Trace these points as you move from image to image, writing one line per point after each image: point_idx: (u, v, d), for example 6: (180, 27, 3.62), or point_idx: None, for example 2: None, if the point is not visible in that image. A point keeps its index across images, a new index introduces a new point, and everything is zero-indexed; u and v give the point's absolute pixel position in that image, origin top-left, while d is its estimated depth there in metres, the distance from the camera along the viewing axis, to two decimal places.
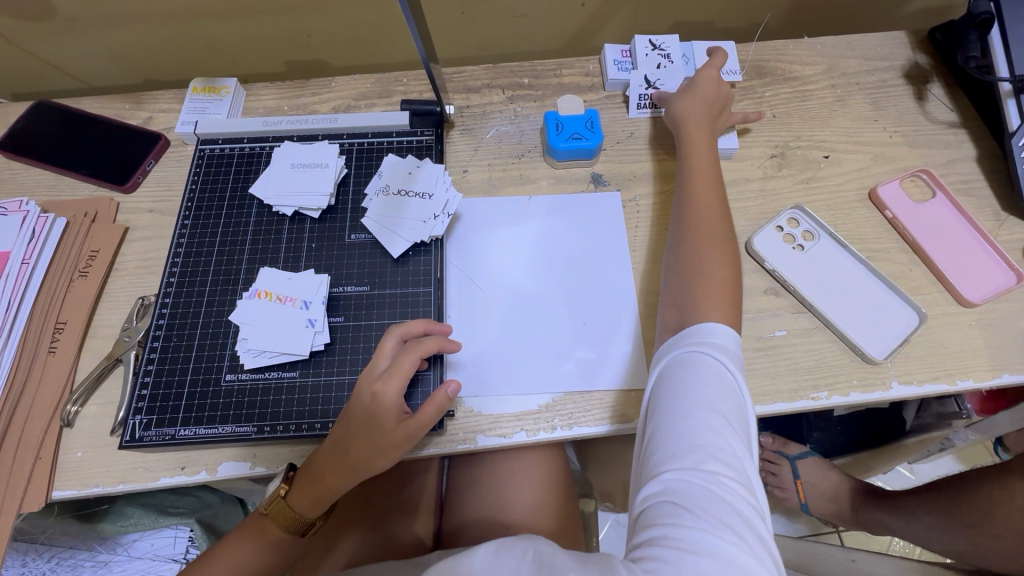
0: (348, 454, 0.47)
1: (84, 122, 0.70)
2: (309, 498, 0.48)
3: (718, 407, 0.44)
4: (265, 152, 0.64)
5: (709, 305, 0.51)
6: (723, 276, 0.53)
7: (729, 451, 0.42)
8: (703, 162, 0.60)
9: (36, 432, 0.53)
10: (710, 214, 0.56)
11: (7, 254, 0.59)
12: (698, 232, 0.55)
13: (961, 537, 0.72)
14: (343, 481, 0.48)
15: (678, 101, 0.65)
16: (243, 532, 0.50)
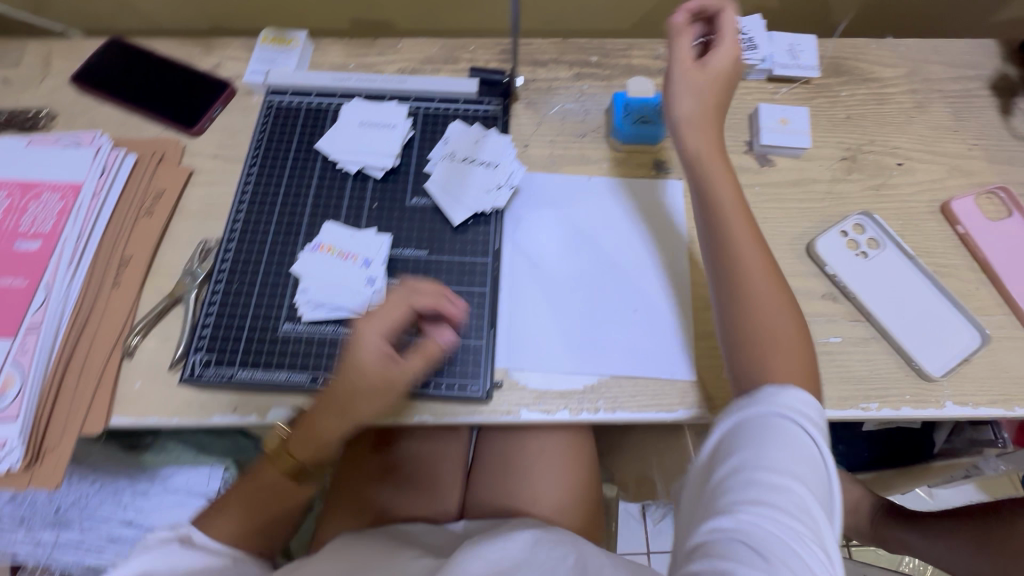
0: (351, 392, 0.48)
1: (157, 65, 0.71)
2: (301, 441, 0.49)
3: (802, 465, 0.41)
4: (332, 107, 0.64)
5: (792, 366, 0.48)
6: (792, 325, 0.50)
7: (802, 507, 0.40)
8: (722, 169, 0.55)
9: (98, 360, 0.55)
10: (759, 256, 0.52)
11: (79, 185, 0.60)
12: (756, 288, 0.50)
13: (990, 564, 0.72)
14: (332, 419, 0.48)
15: (694, 131, 0.57)
16: (245, 482, 0.52)
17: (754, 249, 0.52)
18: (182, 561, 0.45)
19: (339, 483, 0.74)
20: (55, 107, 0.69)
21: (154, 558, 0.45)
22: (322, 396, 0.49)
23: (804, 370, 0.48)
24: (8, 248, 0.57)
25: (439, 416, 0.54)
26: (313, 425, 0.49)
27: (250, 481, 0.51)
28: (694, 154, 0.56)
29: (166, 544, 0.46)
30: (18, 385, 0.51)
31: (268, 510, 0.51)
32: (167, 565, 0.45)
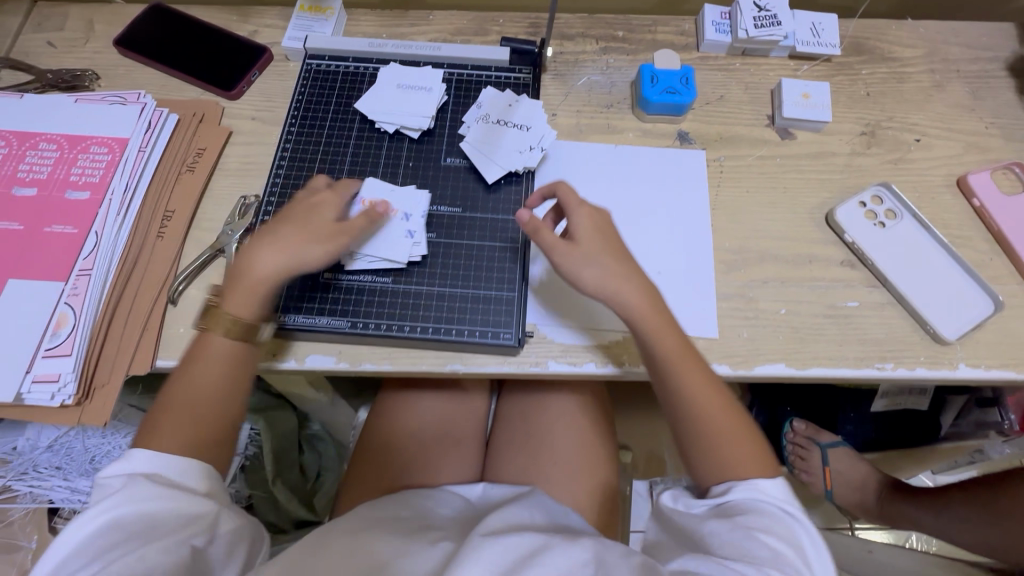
0: (278, 234, 0.53)
1: (196, 29, 0.73)
2: (243, 300, 0.51)
3: (771, 527, 0.45)
4: (368, 72, 0.67)
5: (741, 465, 0.50)
6: (734, 425, 0.51)
7: (778, 556, 0.43)
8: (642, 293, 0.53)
9: (144, 307, 0.57)
10: (699, 376, 0.52)
11: (125, 140, 0.63)
12: (699, 417, 0.51)
13: (997, 532, 0.74)
14: (272, 261, 0.52)
15: (588, 269, 0.53)
16: (161, 402, 0.49)
17: (691, 376, 0.52)
18: (149, 507, 0.42)
19: (362, 446, 0.76)
20: (99, 69, 0.72)
21: (119, 502, 0.42)
22: (258, 236, 0.54)
23: (751, 454, 0.50)
24: (60, 197, 0.60)
25: (470, 363, 0.56)
26: (223, 311, 0.51)
27: (173, 394, 0.49)
28: (610, 292, 0.52)
29: (130, 488, 0.43)
30: (71, 324, 0.55)
31: (202, 418, 0.49)
32: (133, 513, 0.42)
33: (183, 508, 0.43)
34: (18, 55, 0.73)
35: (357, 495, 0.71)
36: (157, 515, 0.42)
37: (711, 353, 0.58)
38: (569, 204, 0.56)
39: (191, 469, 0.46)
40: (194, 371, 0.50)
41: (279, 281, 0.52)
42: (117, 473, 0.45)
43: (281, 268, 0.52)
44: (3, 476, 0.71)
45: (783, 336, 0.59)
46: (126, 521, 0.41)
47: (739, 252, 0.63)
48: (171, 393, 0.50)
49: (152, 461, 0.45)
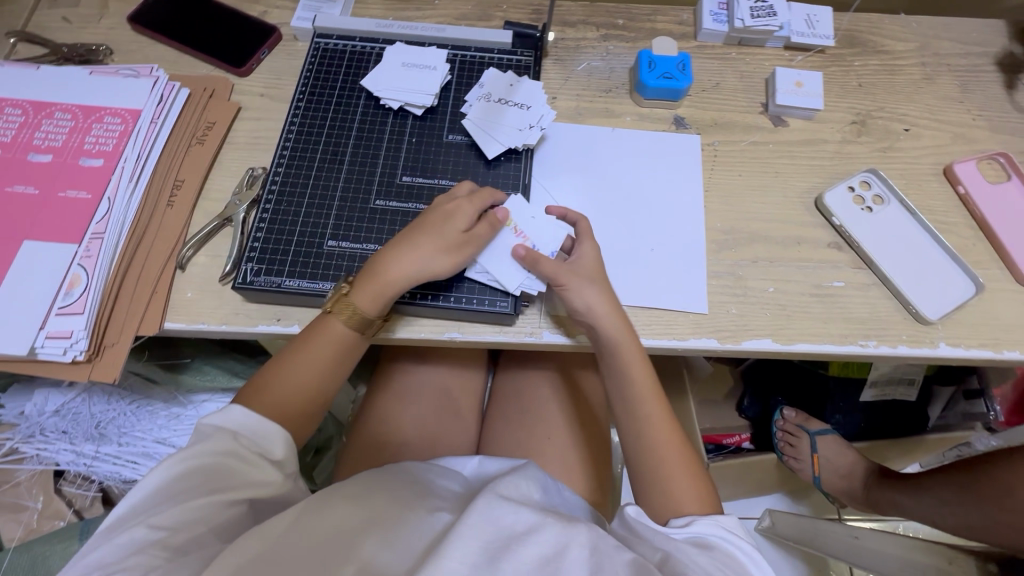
0: (413, 242, 0.55)
1: (207, 8, 0.75)
2: (371, 295, 0.54)
3: (727, 561, 0.46)
4: (375, 51, 0.70)
5: (691, 497, 0.52)
6: (688, 467, 0.54)
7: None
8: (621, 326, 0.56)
9: (153, 271, 0.59)
10: (661, 414, 0.56)
11: (138, 111, 0.65)
12: (658, 452, 0.55)
13: (977, 513, 0.76)
14: (402, 268, 0.54)
15: (585, 292, 0.55)
16: (274, 364, 0.54)
17: (658, 413, 0.56)
18: (226, 464, 0.46)
19: (360, 418, 0.78)
20: (112, 45, 0.74)
21: (203, 453, 0.46)
22: (399, 237, 0.56)
23: (700, 493, 0.53)
24: (74, 164, 0.62)
25: (468, 332, 0.59)
26: (353, 303, 0.54)
27: (286, 365, 0.53)
28: (595, 317, 0.55)
29: (217, 443, 0.46)
30: (83, 285, 0.56)
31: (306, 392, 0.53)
32: (212, 464, 0.45)
33: (254, 475, 0.47)
34: (34, 30, 0.75)
35: (353, 463, 0.72)
36: (230, 473, 0.46)
37: (701, 327, 0.60)
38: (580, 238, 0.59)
39: (274, 436, 0.49)
40: (315, 344, 0.54)
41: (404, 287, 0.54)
42: (212, 423, 0.48)
43: (407, 276, 0.54)
44: (12, 438, 0.74)
45: (771, 313, 0.61)
46: (202, 471, 0.45)
47: (730, 233, 0.65)
48: (285, 361, 0.54)
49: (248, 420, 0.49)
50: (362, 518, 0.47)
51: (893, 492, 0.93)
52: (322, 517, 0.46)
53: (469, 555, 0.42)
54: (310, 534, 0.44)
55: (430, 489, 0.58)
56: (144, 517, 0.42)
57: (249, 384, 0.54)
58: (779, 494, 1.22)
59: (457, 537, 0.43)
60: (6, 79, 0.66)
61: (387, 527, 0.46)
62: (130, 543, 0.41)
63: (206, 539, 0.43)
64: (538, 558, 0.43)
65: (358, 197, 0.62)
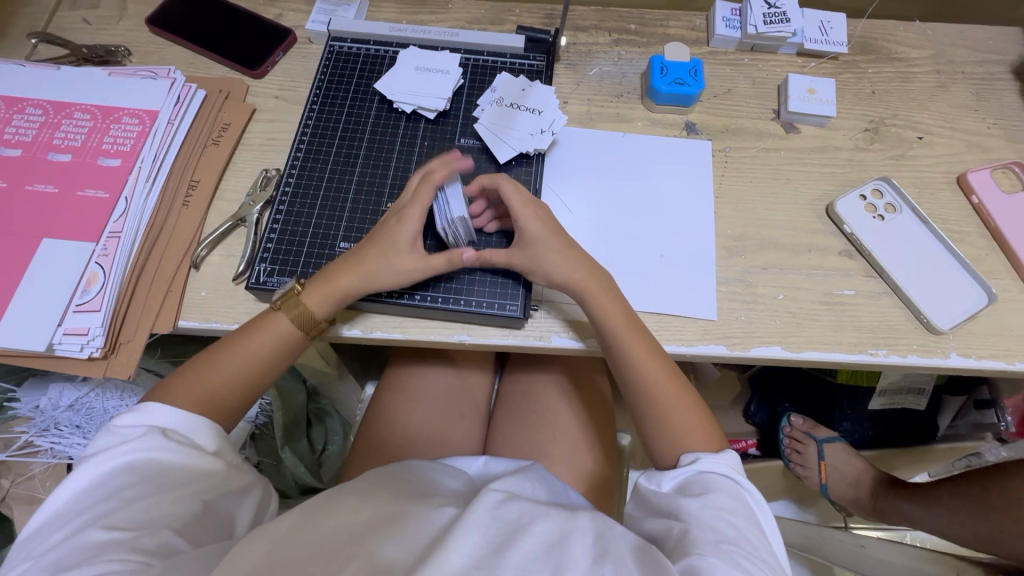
0: (361, 256, 0.56)
1: (224, 11, 0.76)
2: (321, 296, 0.55)
3: (729, 505, 0.47)
4: (388, 55, 0.70)
5: (694, 434, 0.54)
6: (683, 402, 0.55)
7: (742, 535, 0.45)
8: (603, 294, 0.56)
9: (168, 271, 0.60)
10: (646, 355, 0.56)
11: (156, 112, 0.66)
12: (651, 400, 0.55)
13: (986, 524, 0.75)
14: (353, 282, 0.55)
15: (546, 255, 0.56)
16: (199, 359, 0.54)
17: (641, 356, 0.56)
18: (163, 458, 0.47)
19: (368, 418, 0.79)
20: (130, 46, 0.75)
21: (137, 450, 0.46)
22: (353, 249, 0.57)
23: (700, 428, 0.54)
24: (92, 164, 0.63)
25: (477, 335, 0.60)
26: (301, 303, 0.55)
27: (221, 356, 0.54)
28: (565, 278, 0.56)
29: (149, 440, 0.47)
30: (100, 283, 0.57)
31: (235, 390, 0.54)
32: (147, 464, 0.46)
33: (193, 464, 0.48)
34: (55, 31, 0.76)
35: (360, 463, 0.73)
36: (171, 467, 0.47)
37: (710, 334, 0.60)
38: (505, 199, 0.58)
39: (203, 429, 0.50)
40: (252, 341, 0.55)
41: (354, 293, 0.56)
42: (136, 423, 0.48)
43: (354, 285, 0.55)
44: (27, 431, 0.74)
45: (779, 320, 0.61)
46: (141, 468, 0.46)
47: (740, 239, 0.65)
48: (214, 357, 0.54)
49: (170, 416, 0.49)
50: (368, 515, 0.47)
51: (900, 501, 0.92)
52: (331, 513, 0.47)
53: (474, 547, 0.41)
54: (311, 535, 0.44)
55: (432, 487, 0.58)
56: (98, 519, 0.43)
57: (177, 372, 0.54)
58: (784, 501, 1.22)
59: (466, 527, 0.43)
60: (28, 79, 0.68)
61: (395, 522, 0.46)
62: (92, 545, 0.42)
63: (175, 542, 0.44)
64: (541, 545, 0.43)
65: (370, 199, 0.63)
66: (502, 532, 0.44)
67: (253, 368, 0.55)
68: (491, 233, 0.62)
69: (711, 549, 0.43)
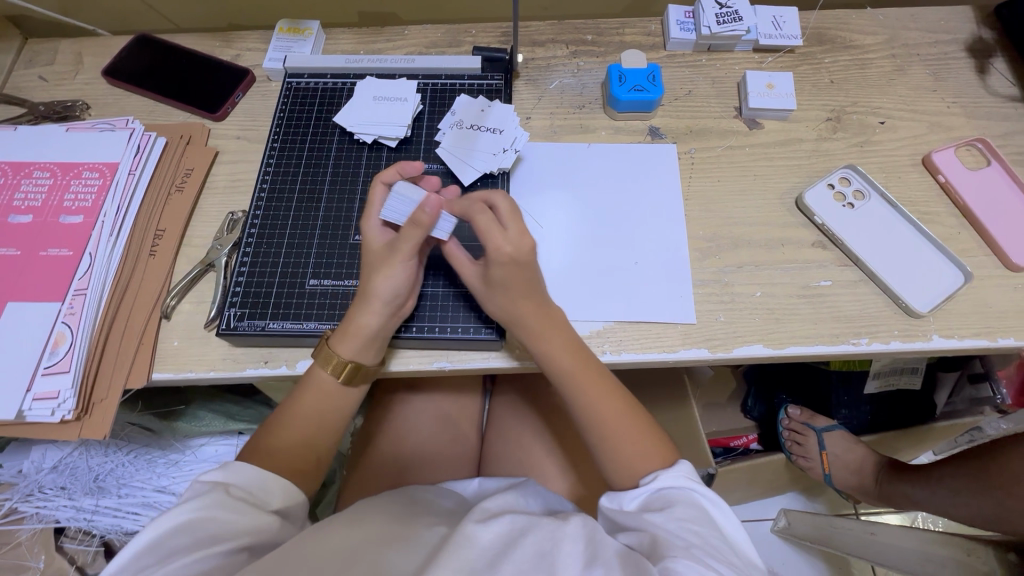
0: (365, 288, 0.53)
1: (181, 57, 0.76)
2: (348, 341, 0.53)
3: (692, 517, 0.46)
4: (347, 87, 0.70)
5: (648, 457, 0.53)
6: (633, 423, 0.54)
7: (707, 542, 0.44)
8: (558, 335, 0.55)
9: (138, 323, 0.59)
10: (598, 388, 0.55)
11: (116, 164, 0.66)
12: (604, 427, 0.54)
13: (989, 502, 0.75)
14: (370, 316, 0.53)
15: (496, 300, 0.54)
16: (265, 430, 0.54)
17: (599, 391, 0.55)
18: (225, 516, 0.43)
19: (359, 450, 0.77)
20: (88, 99, 0.74)
21: (199, 508, 0.43)
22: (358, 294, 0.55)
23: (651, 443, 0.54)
24: (54, 222, 0.62)
25: (458, 360, 0.59)
26: (333, 354, 0.54)
27: (282, 420, 0.53)
28: (517, 322, 0.54)
29: (210, 495, 0.44)
30: (68, 342, 0.56)
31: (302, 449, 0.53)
32: (213, 520, 0.43)
33: (250, 521, 0.45)
34: (11, 91, 0.76)
35: (354, 496, 0.71)
36: (232, 525, 0.43)
37: (691, 337, 0.60)
38: (503, 216, 0.52)
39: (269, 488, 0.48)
40: (301, 404, 0.54)
41: (377, 329, 0.54)
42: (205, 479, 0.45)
43: (381, 320, 0.53)
44: (11, 497, 0.75)
45: (759, 318, 0.61)
46: (202, 527, 0.42)
47: (713, 240, 0.65)
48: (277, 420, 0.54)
49: (238, 472, 0.48)
50: (356, 539, 0.46)
51: (905, 484, 0.91)
52: (320, 539, 0.45)
53: (464, 563, 0.40)
54: (299, 558, 0.42)
55: (424, 508, 0.57)
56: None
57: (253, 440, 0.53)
58: (792, 492, 1.21)
59: (457, 546, 0.42)
60: None
61: (387, 547, 0.45)
62: None
63: None
64: (533, 554, 0.42)
65: (336, 233, 0.62)
66: (496, 548, 0.42)
67: (310, 427, 0.54)
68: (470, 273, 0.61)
69: (678, 552, 0.42)
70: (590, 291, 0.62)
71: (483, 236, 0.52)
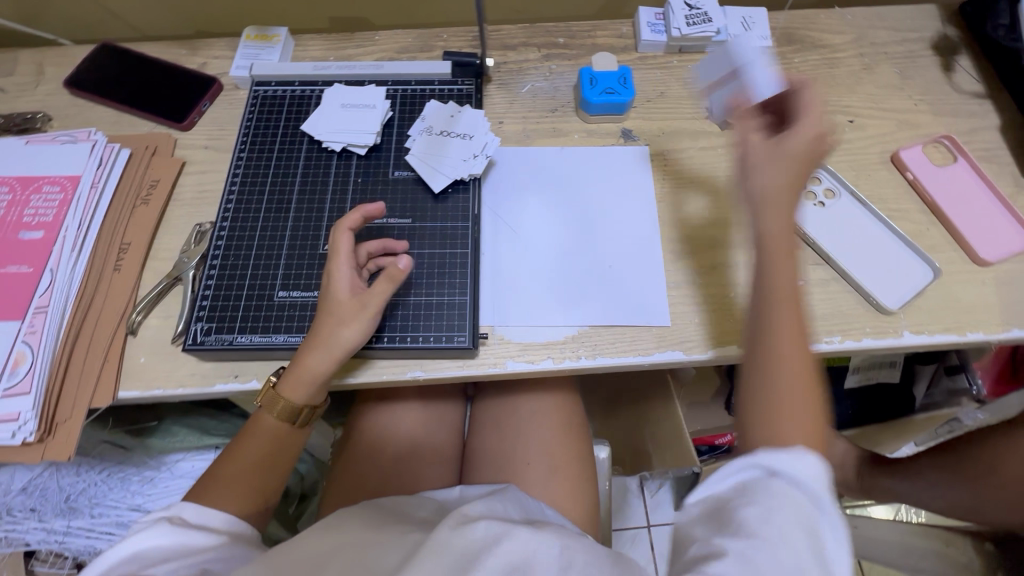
0: (318, 333, 0.53)
1: (146, 66, 0.75)
2: (294, 385, 0.53)
3: (789, 526, 0.37)
4: (315, 94, 0.69)
5: (795, 424, 0.42)
6: (807, 393, 0.44)
7: (795, 561, 0.36)
8: (786, 284, 0.48)
9: (103, 340, 0.58)
10: (787, 322, 0.47)
11: (78, 177, 0.64)
12: (771, 363, 0.45)
13: (964, 494, 0.75)
14: (321, 362, 0.52)
15: (769, 217, 0.51)
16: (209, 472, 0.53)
17: (785, 336, 0.46)
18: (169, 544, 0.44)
19: (337, 462, 0.76)
20: (50, 111, 0.73)
21: (141, 540, 0.43)
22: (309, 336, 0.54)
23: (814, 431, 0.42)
24: (14, 238, 0.61)
25: (431, 370, 0.58)
26: (279, 396, 0.53)
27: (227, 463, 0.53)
28: (764, 240, 0.50)
29: (155, 526, 0.45)
30: (29, 362, 0.55)
31: (258, 479, 0.53)
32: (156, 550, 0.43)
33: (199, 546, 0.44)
34: None
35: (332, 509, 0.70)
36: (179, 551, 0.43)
37: (665, 340, 0.60)
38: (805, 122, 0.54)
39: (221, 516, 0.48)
40: (246, 447, 0.53)
41: (325, 372, 0.53)
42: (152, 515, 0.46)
43: (331, 367, 0.53)
44: None
45: (733, 318, 0.61)
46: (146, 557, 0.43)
47: (687, 241, 0.65)
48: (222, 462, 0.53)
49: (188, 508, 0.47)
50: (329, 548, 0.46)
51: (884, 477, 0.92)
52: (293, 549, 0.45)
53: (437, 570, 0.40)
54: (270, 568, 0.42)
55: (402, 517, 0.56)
56: None
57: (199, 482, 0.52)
58: None
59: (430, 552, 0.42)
60: None
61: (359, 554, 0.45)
62: None
63: None
64: (504, 564, 0.41)
65: (306, 244, 0.61)
66: (469, 555, 0.42)
67: (258, 467, 0.53)
68: (442, 282, 0.61)
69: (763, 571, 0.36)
70: (566, 296, 0.62)
71: (784, 136, 0.54)
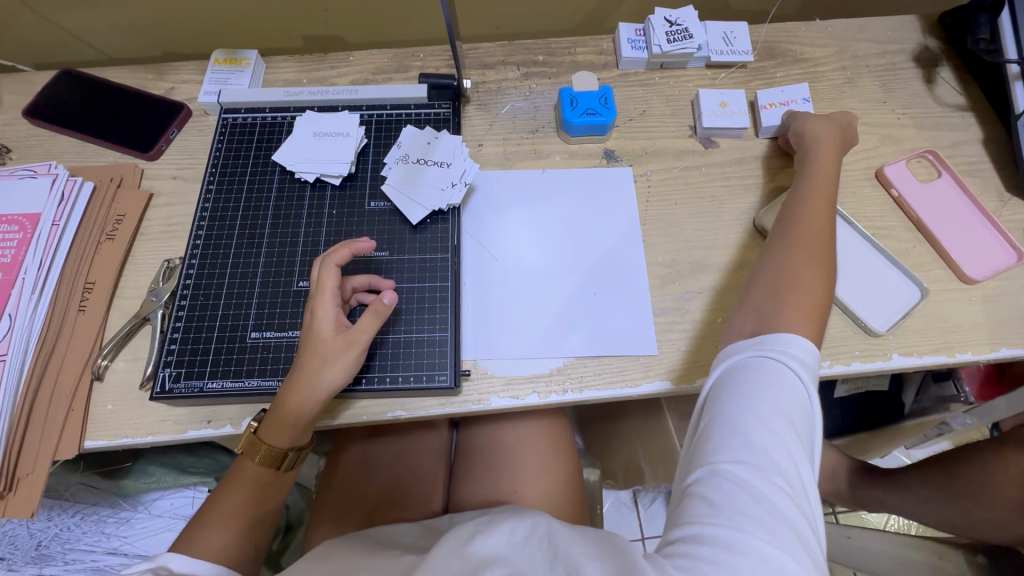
0: (301, 368, 0.50)
1: (109, 92, 0.72)
2: (276, 429, 0.50)
3: (791, 413, 0.42)
4: (287, 121, 0.67)
5: (798, 311, 0.49)
6: (814, 280, 0.51)
7: (785, 450, 0.41)
8: (818, 203, 0.56)
9: (66, 389, 0.55)
10: (816, 233, 0.54)
11: (38, 215, 0.61)
12: (774, 267, 0.53)
13: (955, 510, 0.75)
14: (303, 404, 0.50)
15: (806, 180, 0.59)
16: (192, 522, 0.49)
17: (816, 247, 0.53)
18: None
19: (320, 497, 0.74)
20: (9, 142, 0.69)
21: None
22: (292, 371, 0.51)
23: (811, 317, 0.49)
24: None
25: (413, 409, 0.56)
26: (261, 441, 0.51)
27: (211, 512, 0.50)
28: (796, 196, 0.58)
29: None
30: None
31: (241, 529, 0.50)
32: None
33: None
34: None
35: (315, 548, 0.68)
36: None
37: (653, 369, 0.58)
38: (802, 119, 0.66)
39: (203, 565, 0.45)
40: (230, 497, 0.51)
41: (309, 414, 0.51)
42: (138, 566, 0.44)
43: (314, 408, 0.50)
44: None
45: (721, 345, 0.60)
46: None
47: (672, 265, 0.64)
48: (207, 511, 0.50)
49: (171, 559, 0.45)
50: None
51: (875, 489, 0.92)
52: None
53: None
54: None
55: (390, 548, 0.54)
56: None
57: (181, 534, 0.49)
58: None
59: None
60: None
61: None
62: None
63: None
64: None
65: (279, 280, 0.59)
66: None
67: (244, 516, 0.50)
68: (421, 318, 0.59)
69: (746, 456, 0.41)
70: (550, 325, 0.60)
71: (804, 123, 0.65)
